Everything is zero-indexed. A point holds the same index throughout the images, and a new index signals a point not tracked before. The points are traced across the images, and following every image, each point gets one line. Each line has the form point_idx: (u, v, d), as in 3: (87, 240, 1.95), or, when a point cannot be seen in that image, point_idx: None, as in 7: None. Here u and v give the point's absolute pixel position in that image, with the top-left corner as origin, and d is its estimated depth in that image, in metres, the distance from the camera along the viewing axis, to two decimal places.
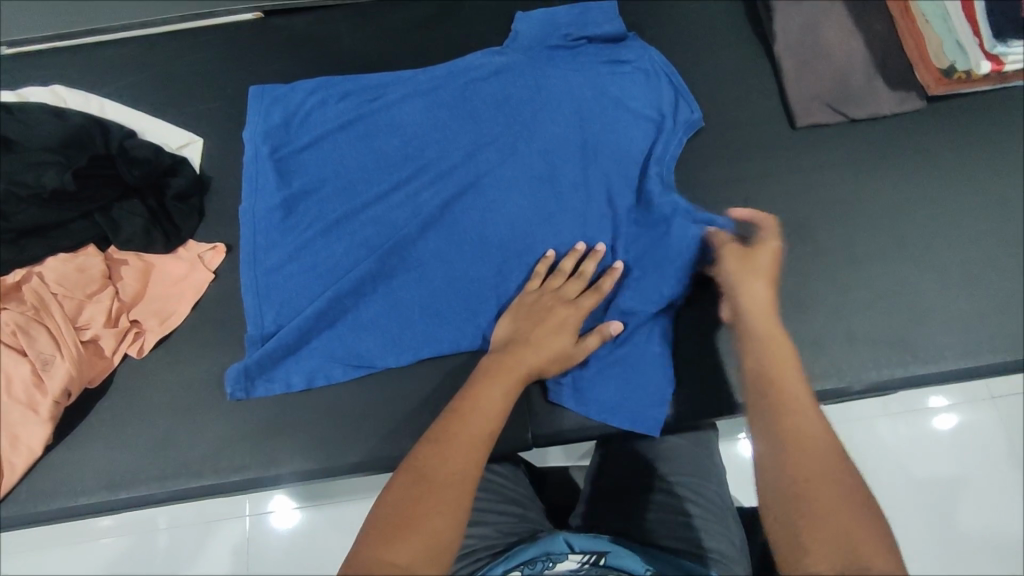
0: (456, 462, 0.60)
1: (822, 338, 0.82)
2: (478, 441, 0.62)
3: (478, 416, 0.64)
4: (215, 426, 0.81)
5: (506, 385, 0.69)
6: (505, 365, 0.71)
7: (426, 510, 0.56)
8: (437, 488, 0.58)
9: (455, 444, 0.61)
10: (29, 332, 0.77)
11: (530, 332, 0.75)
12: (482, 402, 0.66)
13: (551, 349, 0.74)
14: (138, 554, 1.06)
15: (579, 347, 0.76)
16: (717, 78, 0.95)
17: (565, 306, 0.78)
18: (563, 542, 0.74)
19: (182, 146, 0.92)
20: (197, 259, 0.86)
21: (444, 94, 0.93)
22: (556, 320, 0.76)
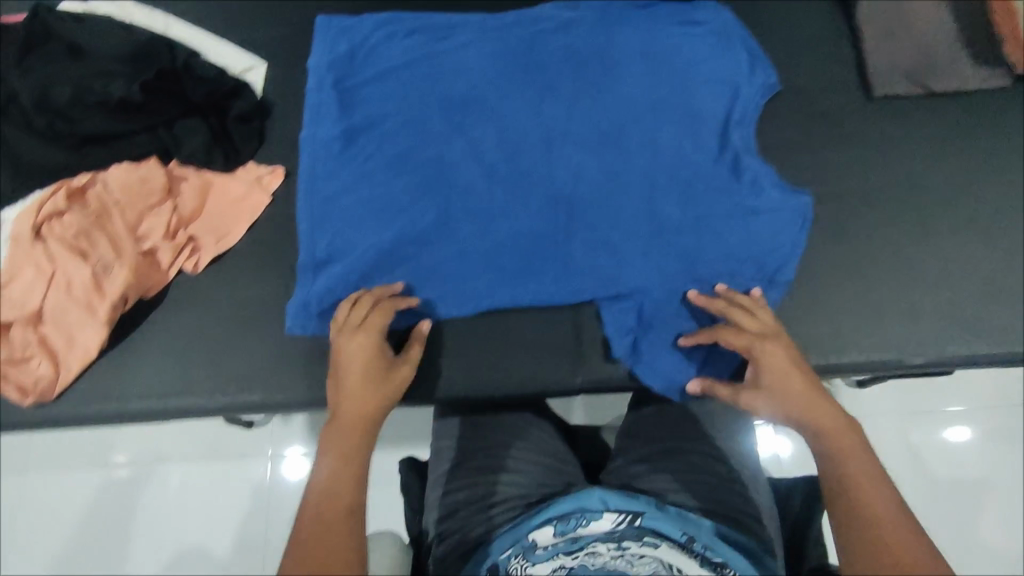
0: (328, 551, 0.59)
1: (879, 313, 0.81)
2: (337, 519, 0.61)
3: (332, 494, 0.63)
4: (265, 347, 0.81)
5: (344, 448, 0.66)
6: (349, 423, 0.68)
7: None
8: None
9: (326, 526, 0.60)
10: (92, 237, 0.78)
11: (343, 382, 0.72)
12: (334, 473, 0.64)
13: (376, 387, 0.71)
14: (162, 482, 1.16)
15: (400, 365, 0.74)
16: (793, 41, 0.92)
17: (351, 339, 0.74)
18: (599, 500, 0.70)
19: (244, 71, 0.91)
20: (256, 181, 0.86)
21: (511, 42, 0.92)
22: (353, 363, 0.72)
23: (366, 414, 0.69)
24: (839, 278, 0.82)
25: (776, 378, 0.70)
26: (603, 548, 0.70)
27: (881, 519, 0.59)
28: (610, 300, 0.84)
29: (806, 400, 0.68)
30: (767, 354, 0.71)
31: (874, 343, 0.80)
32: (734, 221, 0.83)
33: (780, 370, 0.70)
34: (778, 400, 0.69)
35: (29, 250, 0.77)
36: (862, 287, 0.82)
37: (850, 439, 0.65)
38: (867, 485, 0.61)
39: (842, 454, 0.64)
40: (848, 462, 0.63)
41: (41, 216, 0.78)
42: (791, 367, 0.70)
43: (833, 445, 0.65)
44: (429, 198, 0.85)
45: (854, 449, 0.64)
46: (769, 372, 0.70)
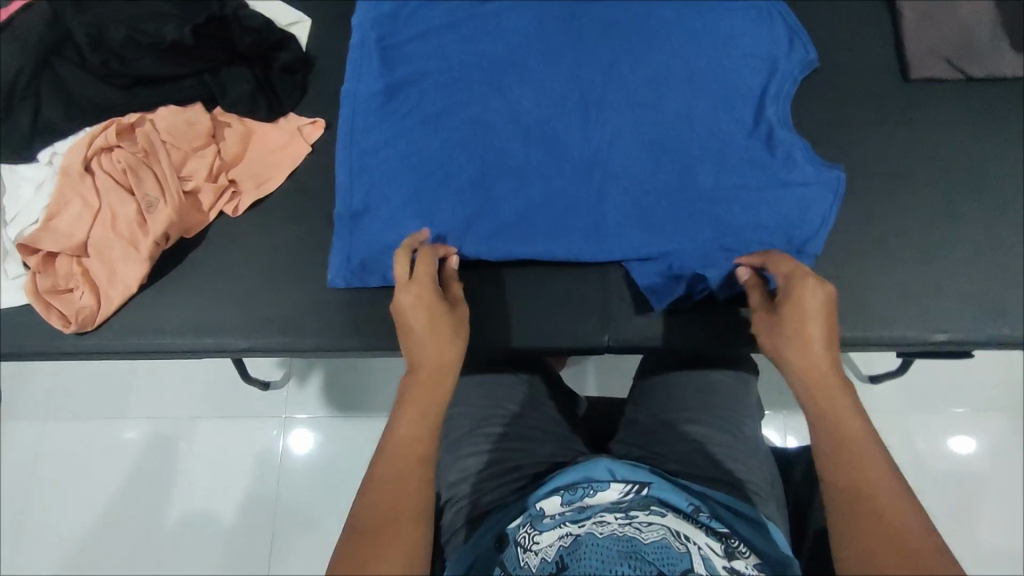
0: (401, 504, 0.59)
1: (906, 292, 0.81)
2: (410, 472, 0.60)
3: (405, 446, 0.62)
4: (298, 292, 0.83)
5: (425, 401, 0.65)
6: (423, 373, 0.66)
7: (382, 550, 0.55)
8: (382, 534, 0.56)
9: (402, 476, 0.60)
10: (138, 173, 0.80)
11: (412, 331, 0.69)
12: (408, 424, 0.63)
13: (448, 334, 0.68)
14: (178, 442, 1.21)
15: (458, 311, 0.71)
16: (835, 21, 0.93)
17: (404, 291, 0.71)
18: (604, 470, 0.72)
19: (289, 25, 0.94)
20: (296, 132, 0.88)
21: (553, 8, 0.93)
22: (416, 313, 0.69)
23: (438, 363, 0.67)
24: (867, 254, 0.83)
25: (798, 324, 0.63)
26: (609, 518, 0.68)
27: (879, 499, 0.56)
28: (637, 264, 0.86)
29: (813, 357, 0.63)
30: (800, 297, 0.64)
31: (902, 321, 0.80)
32: (766, 194, 0.84)
33: (803, 316, 0.63)
34: (789, 348, 0.63)
35: (78, 183, 0.79)
36: (889, 264, 0.82)
37: (845, 407, 0.60)
38: (865, 465, 0.57)
39: (836, 428, 0.60)
40: (843, 437, 0.59)
41: (91, 150, 0.80)
42: (823, 314, 0.63)
43: (827, 417, 0.60)
44: (465, 157, 0.87)
45: (849, 420, 0.60)
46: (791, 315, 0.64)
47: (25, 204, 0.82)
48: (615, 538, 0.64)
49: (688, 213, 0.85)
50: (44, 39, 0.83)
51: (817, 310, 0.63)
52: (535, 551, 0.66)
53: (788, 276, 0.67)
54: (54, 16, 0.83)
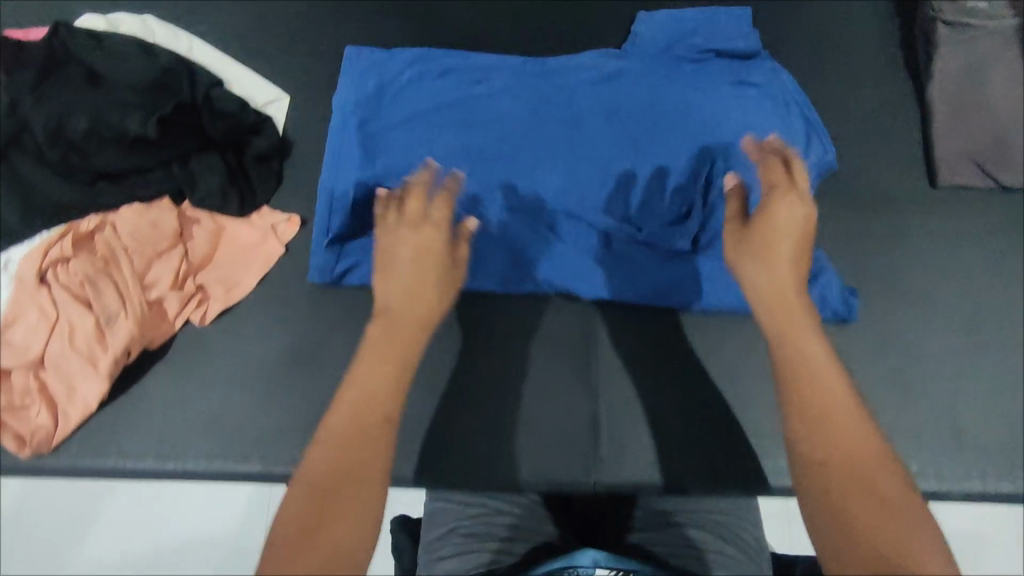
0: (358, 471, 0.51)
1: (921, 430, 0.75)
2: (371, 436, 0.53)
3: (372, 396, 0.55)
4: (268, 410, 0.77)
5: (395, 352, 0.59)
6: (398, 322, 0.61)
7: (325, 522, 0.49)
8: (337, 498, 0.50)
9: (357, 438, 0.53)
10: (96, 284, 0.74)
11: (391, 273, 0.64)
12: (377, 371, 0.57)
13: (432, 284, 0.64)
14: None
15: (457, 269, 0.67)
16: (856, 113, 0.85)
17: (417, 234, 0.66)
18: (591, 555, 0.63)
19: (266, 103, 0.86)
20: (270, 230, 0.82)
21: (549, 92, 0.86)
22: (418, 259, 0.64)
23: (425, 315, 0.62)
24: (880, 387, 0.76)
25: (772, 238, 0.60)
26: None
27: (857, 454, 0.50)
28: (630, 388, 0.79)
29: (777, 275, 0.59)
30: (775, 213, 0.61)
31: (917, 464, 0.74)
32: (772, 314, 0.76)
33: (773, 232, 0.60)
34: (757, 256, 0.60)
35: (33, 295, 0.74)
36: (905, 401, 0.76)
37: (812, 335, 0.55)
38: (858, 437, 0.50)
39: (815, 366, 0.53)
40: (815, 381, 0.53)
41: (46, 261, 0.74)
42: (801, 231, 0.61)
43: (800, 350, 0.54)
44: None
45: (817, 350, 0.54)
46: (768, 228, 0.61)
47: None
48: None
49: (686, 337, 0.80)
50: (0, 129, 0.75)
51: (790, 228, 0.61)
52: None
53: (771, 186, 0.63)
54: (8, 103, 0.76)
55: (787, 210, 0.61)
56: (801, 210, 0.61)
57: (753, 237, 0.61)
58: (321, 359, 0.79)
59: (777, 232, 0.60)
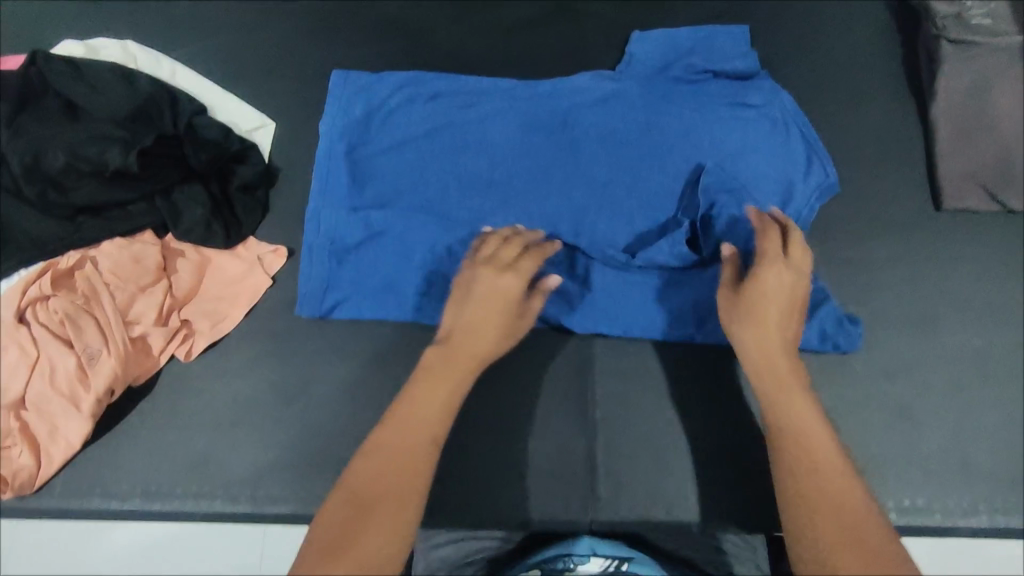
0: (400, 490, 0.54)
1: (929, 464, 0.72)
2: (417, 458, 0.56)
3: (422, 420, 0.58)
4: (257, 447, 0.75)
5: (452, 382, 0.61)
6: (458, 354, 0.63)
7: (360, 532, 0.51)
8: (373, 513, 0.53)
9: (403, 456, 0.56)
10: (77, 322, 0.72)
11: (464, 306, 0.66)
12: (432, 398, 0.60)
13: (500, 326, 0.65)
14: None
15: (526, 318, 0.68)
16: (857, 133, 0.83)
17: (500, 277, 0.67)
18: (586, 545, 0.69)
19: (251, 130, 0.85)
20: (256, 261, 0.80)
21: (541, 116, 0.83)
22: (494, 300, 0.66)
23: (484, 352, 0.64)
24: (886, 419, 0.73)
25: (763, 303, 0.65)
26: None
27: (844, 505, 0.54)
28: (627, 422, 0.76)
29: (772, 339, 0.65)
30: (766, 280, 0.66)
31: (926, 500, 0.71)
32: None
33: (765, 299, 0.66)
34: (749, 320, 0.65)
35: (11, 334, 0.72)
36: (912, 435, 0.73)
37: (803, 403, 0.61)
38: (842, 492, 0.55)
39: (803, 429, 0.59)
40: (803, 441, 0.59)
41: (25, 300, 0.73)
42: (788, 297, 0.66)
43: (790, 414, 0.61)
44: (439, 296, 0.78)
45: (807, 415, 0.60)
46: (759, 293, 0.66)
47: None
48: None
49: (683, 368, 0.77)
50: None
51: (779, 295, 0.66)
52: None
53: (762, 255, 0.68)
54: None
55: (775, 276, 0.66)
56: (790, 278, 0.67)
57: (747, 300, 0.66)
58: (309, 394, 0.77)
59: (769, 297, 0.66)
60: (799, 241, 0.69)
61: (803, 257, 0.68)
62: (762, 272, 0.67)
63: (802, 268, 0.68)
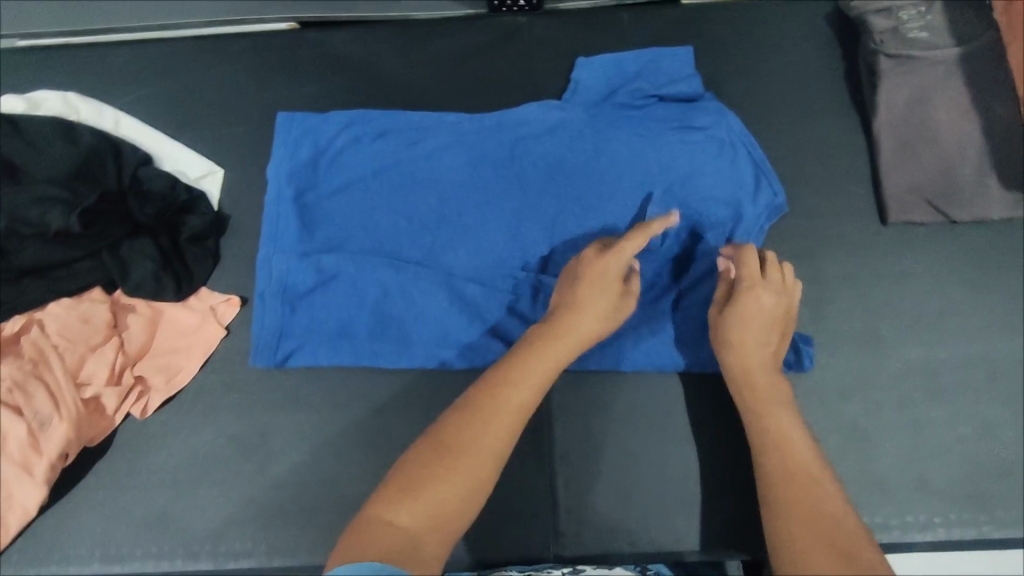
0: (489, 447, 0.60)
1: (885, 480, 0.73)
2: (508, 423, 0.62)
3: (518, 390, 0.64)
4: (218, 502, 0.75)
5: (551, 360, 0.66)
6: (556, 331, 0.68)
7: (444, 475, 0.57)
8: (461, 461, 0.58)
9: (497, 417, 0.62)
10: (26, 389, 0.72)
11: (574, 286, 0.71)
12: (529, 369, 0.65)
13: (602, 312, 0.70)
14: None
15: (626, 304, 0.71)
16: (803, 150, 0.83)
17: (605, 262, 0.71)
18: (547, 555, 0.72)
19: (199, 178, 0.84)
20: (209, 311, 0.79)
21: (489, 148, 0.82)
22: (598, 282, 0.70)
23: (579, 339, 0.69)
24: (843, 438, 0.74)
25: (743, 326, 0.70)
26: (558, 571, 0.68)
27: (816, 503, 0.58)
28: (589, 456, 0.75)
29: (751, 357, 0.69)
30: (745, 305, 0.70)
31: (883, 517, 0.72)
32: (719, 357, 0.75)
33: (745, 322, 0.70)
34: (729, 345, 0.70)
35: None
36: (868, 452, 0.74)
37: (788, 420, 0.66)
38: (817, 491, 0.59)
39: (782, 443, 0.64)
40: (786, 454, 0.63)
41: None
42: (766, 320, 0.70)
43: (774, 429, 0.65)
44: (392, 339, 0.77)
45: (793, 432, 0.65)
46: (739, 321, 0.70)
47: None
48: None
49: (644, 397, 0.76)
50: None
51: (757, 317, 0.70)
52: None
53: (740, 279, 0.72)
54: None
55: (754, 299, 0.70)
56: (770, 299, 0.71)
57: (728, 325, 0.71)
58: (269, 445, 0.76)
59: (748, 318, 0.70)
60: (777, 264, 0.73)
61: (781, 277, 0.72)
62: (740, 297, 0.70)
63: (787, 290, 0.72)
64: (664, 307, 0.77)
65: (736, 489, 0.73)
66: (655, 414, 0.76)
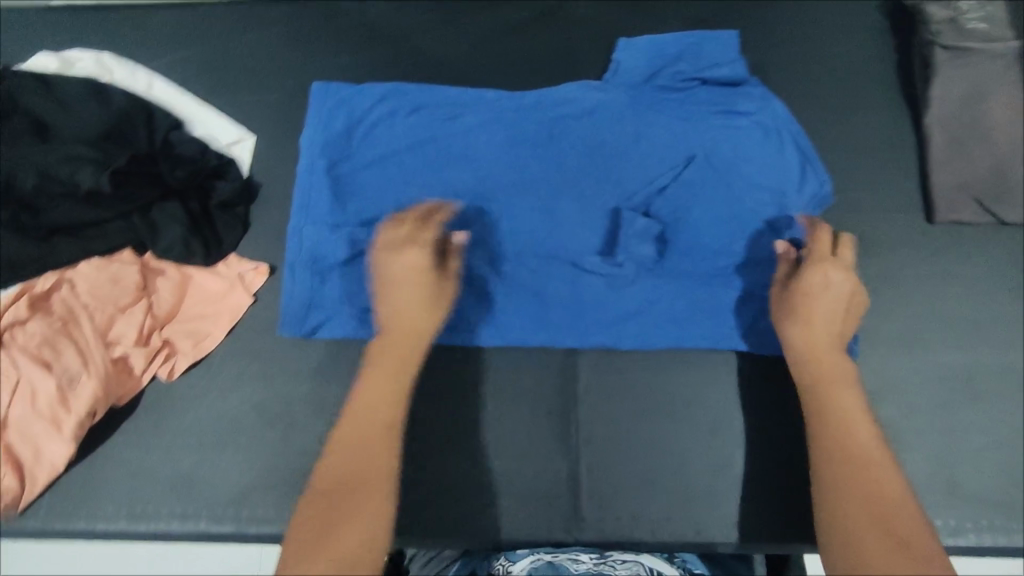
0: (371, 468, 0.60)
1: (917, 484, 0.71)
2: (376, 437, 0.62)
3: (371, 407, 0.64)
4: (241, 468, 0.75)
5: (393, 366, 0.67)
6: (398, 338, 0.70)
7: (341, 515, 0.56)
8: (352, 492, 0.58)
9: (366, 440, 0.61)
10: (56, 345, 0.72)
11: (393, 294, 0.70)
12: (380, 388, 0.66)
13: (424, 302, 0.71)
14: None
15: (449, 284, 0.73)
16: (849, 142, 0.81)
17: (403, 257, 0.71)
18: (569, 538, 0.72)
19: (230, 143, 0.83)
20: (238, 279, 0.79)
21: (524, 127, 0.81)
22: (410, 281, 0.71)
23: (412, 334, 0.70)
24: None
25: (812, 302, 0.68)
26: (585, 557, 0.69)
27: (876, 481, 0.56)
28: (612, 442, 0.74)
29: (821, 332, 0.67)
30: (811, 275, 0.69)
31: None
32: (755, 348, 0.74)
33: (812, 294, 0.68)
34: (797, 317, 0.68)
35: None
36: (900, 454, 0.72)
37: (853, 401, 0.63)
38: (878, 471, 0.57)
39: (845, 419, 0.61)
40: (845, 427, 0.61)
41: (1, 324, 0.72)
42: (835, 296, 0.68)
43: (839, 403, 0.63)
44: None
45: (858, 417, 0.62)
46: (806, 291, 0.68)
47: None
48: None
49: (672, 385, 0.75)
50: None
51: (828, 288, 0.68)
52: None
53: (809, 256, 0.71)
54: None
55: (822, 271, 0.68)
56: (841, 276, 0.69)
57: (793, 298, 0.69)
58: (292, 414, 0.76)
59: (816, 290, 0.68)
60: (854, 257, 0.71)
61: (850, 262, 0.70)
62: (806, 268, 0.69)
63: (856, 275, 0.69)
64: (701, 297, 0.76)
65: (762, 484, 0.72)
66: (682, 403, 0.75)
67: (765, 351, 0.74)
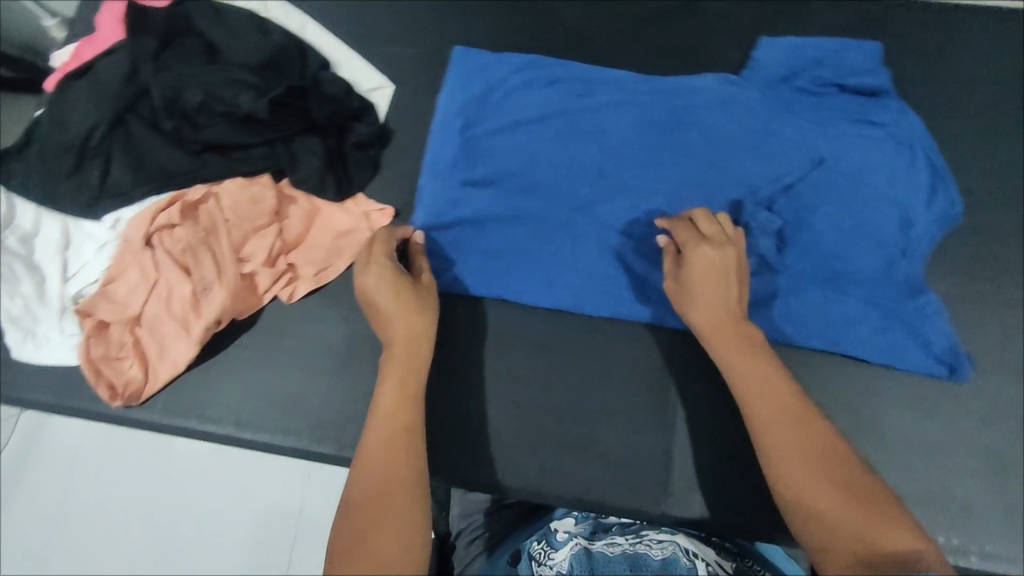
0: (396, 468, 0.59)
1: (1014, 513, 0.70)
2: (396, 434, 0.61)
3: (385, 414, 0.63)
4: (345, 394, 0.79)
5: (402, 369, 0.66)
6: (402, 346, 0.68)
7: (378, 512, 0.55)
8: (387, 492, 0.56)
9: (388, 446, 0.60)
10: (197, 253, 0.77)
11: (384, 313, 0.69)
12: (391, 398, 0.64)
13: (417, 301, 0.70)
14: None
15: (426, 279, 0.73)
16: (984, 167, 0.80)
17: (373, 272, 0.70)
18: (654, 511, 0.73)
19: (371, 90, 0.87)
20: (364, 217, 0.82)
21: (656, 112, 0.82)
22: (388, 291, 0.69)
23: (412, 335, 0.69)
24: (974, 463, 0.72)
25: (702, 288, 0.67)
26: (620, 540, 0.68)
27: (814, 445, 0.57)
28: (709, 426, 0.75)
29: (719, 320, 0.66)
30: (694, 264, 0.67)
31: (1007, 548, 0.69)
32: (865, 357, 0.74)
33: (704, 284, 0.67)
34: (695, 308, 0.67)
35: (138, 256, 0.77)
36: (1000, 481, 0.71)
37: (770, 372, 0.63)
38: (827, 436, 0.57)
39: (772, 390, 0.61)
40: (775, 395, 0.61)
41: (153, 226, 0.77)
42: (718, 275, 0.67)
43: (757, 378, 0.63)
44: (535, 278, 0.79)
45: (780, 383, 0.62)
46: (694, 281, 0.67)
47: (87, 262, 0.80)
48: (626, 556, 0.63)
49: None
50: (120, 95, 0.79)
51: (711, 272, 0.67)
52: (551, 565, 0.63)
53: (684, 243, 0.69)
54: (131, 70, 0.79)
55: (704, 259, 0.67)
56: (719, 255, 0.67)
57: (687, 295, 0.68)
58: None
59: (702, 282, 0.67)
60: (708, 220, 0.70)
61: (719, 230, 0.69)
62: (687, 259, 0.68)
63: (724, 235, 0.69)
64: (815, 299, 0.75)
65: None
66: None
67: (875, 362, 0.74)
